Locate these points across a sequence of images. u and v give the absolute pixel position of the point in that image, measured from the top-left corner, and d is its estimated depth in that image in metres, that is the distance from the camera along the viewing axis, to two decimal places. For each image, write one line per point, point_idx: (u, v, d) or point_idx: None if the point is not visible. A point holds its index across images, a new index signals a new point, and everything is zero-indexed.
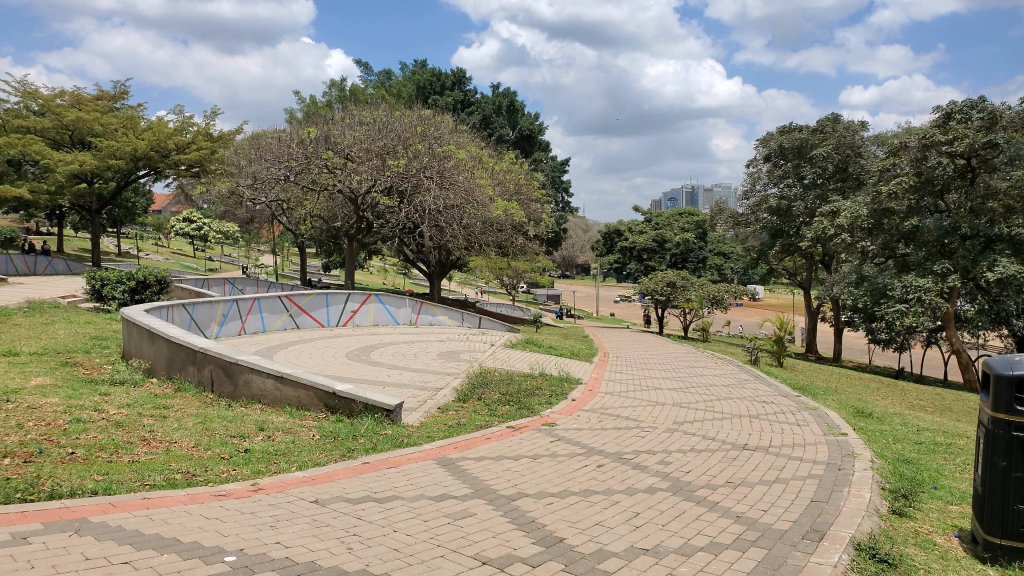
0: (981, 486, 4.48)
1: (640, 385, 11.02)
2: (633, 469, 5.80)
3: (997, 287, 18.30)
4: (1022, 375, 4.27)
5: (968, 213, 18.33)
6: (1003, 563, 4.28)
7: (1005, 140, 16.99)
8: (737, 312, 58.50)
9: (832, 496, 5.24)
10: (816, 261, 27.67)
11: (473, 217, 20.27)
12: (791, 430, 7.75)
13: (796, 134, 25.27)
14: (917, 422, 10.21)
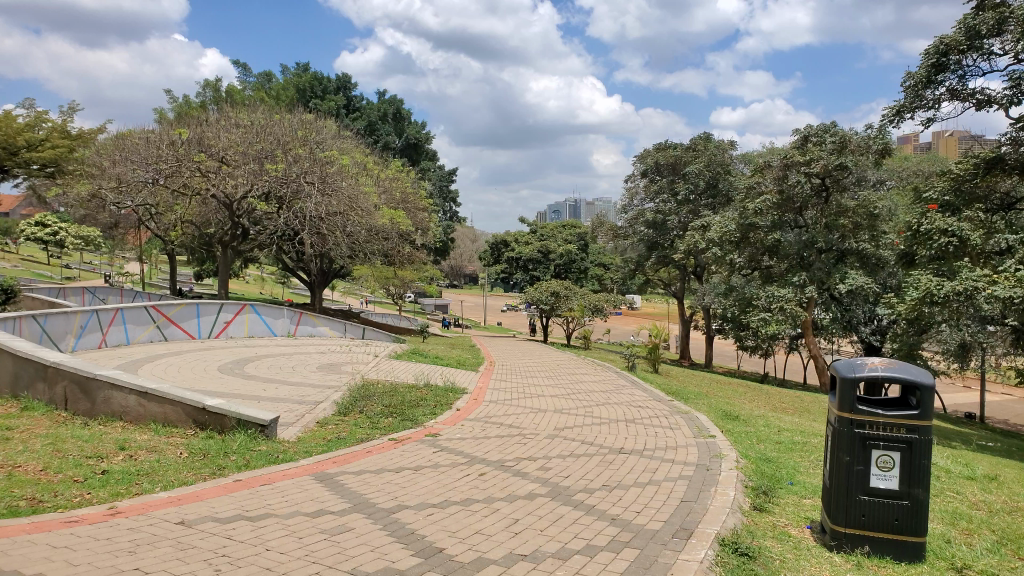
0: (830, 482, 4.83)
1: (523, 393, 11.15)
2: (513, 476, 5.86)
3: (848, 297, 19.82)
4: (864, 376, 4.66)
5: (823, 229, 19.73)
6: (847, 550, 4.63)
7: (854, 161, 18.43)
8: (619, 321, 60.40)
9: (700, 496, 5.49)
10: (689, 273, 28.99)
11: (356, 224, 19.91)
12: (665, 433, 8.07)
13: (671, 151, 26.47)
14: (779, 423, 10.88)
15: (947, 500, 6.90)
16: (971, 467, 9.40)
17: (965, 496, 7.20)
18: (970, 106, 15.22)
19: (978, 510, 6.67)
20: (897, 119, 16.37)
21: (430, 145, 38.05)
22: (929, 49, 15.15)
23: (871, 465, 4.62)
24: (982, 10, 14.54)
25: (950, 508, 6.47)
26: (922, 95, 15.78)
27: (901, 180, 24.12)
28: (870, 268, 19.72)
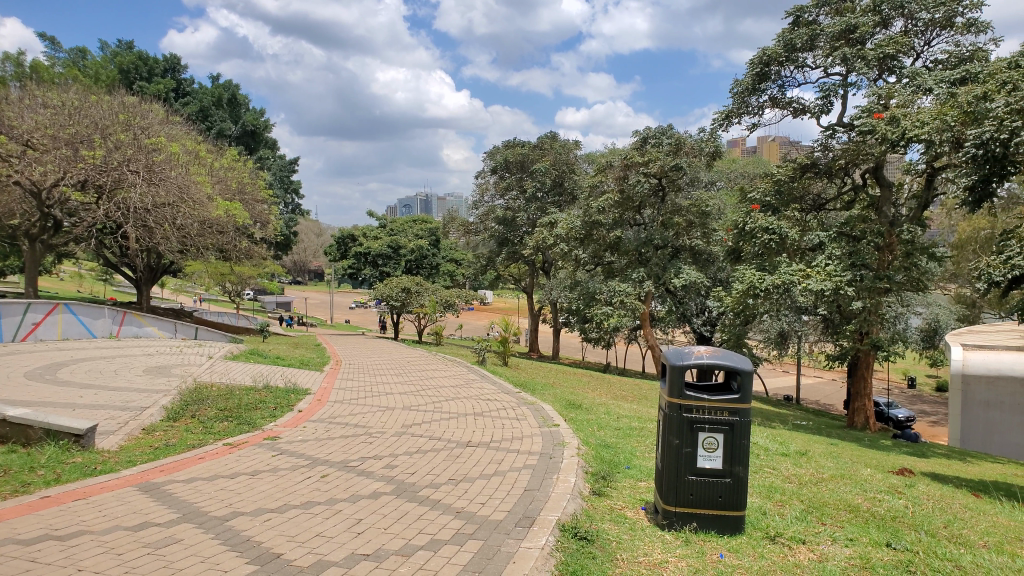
0: (663, 464, 5.10)
1: (370, 392, 10.94)
2: (357, 476, 5.75)
3: (682, 291, 21.11)
4: (691, 364, 4.96)
5: (660, 227, 20.83)
6: (677, 528, 4.94)
7: (687, 163, 19.57)
8: (470, 316, 60.93)
9: (543, 484, 5.64)
10: (537, 268, 29.69)
11: (188, 216, 18.72)
12: (511, 425, 8.21)
13: (519, 149, 26.98)
14: (619, 411, 11.41)
15: (764, 474, 7.54)
16: (786, 445, 10.32)
17: (780, 471, 7.89)
18: (787, 113, 16.64)
19: (791, 483, 7.32)
20: (726, 123, 17.57)
21: (270, 133, 36.47)
22: (753, 58, 16.35)
23: (698, 447, 4.94)
24: (797, 26, 15.96)
25: (767, 483, 7.07)
26: (748, 102, 17.01)
27: (729, 181, 26.02)
28: (701, 263, 21.12)
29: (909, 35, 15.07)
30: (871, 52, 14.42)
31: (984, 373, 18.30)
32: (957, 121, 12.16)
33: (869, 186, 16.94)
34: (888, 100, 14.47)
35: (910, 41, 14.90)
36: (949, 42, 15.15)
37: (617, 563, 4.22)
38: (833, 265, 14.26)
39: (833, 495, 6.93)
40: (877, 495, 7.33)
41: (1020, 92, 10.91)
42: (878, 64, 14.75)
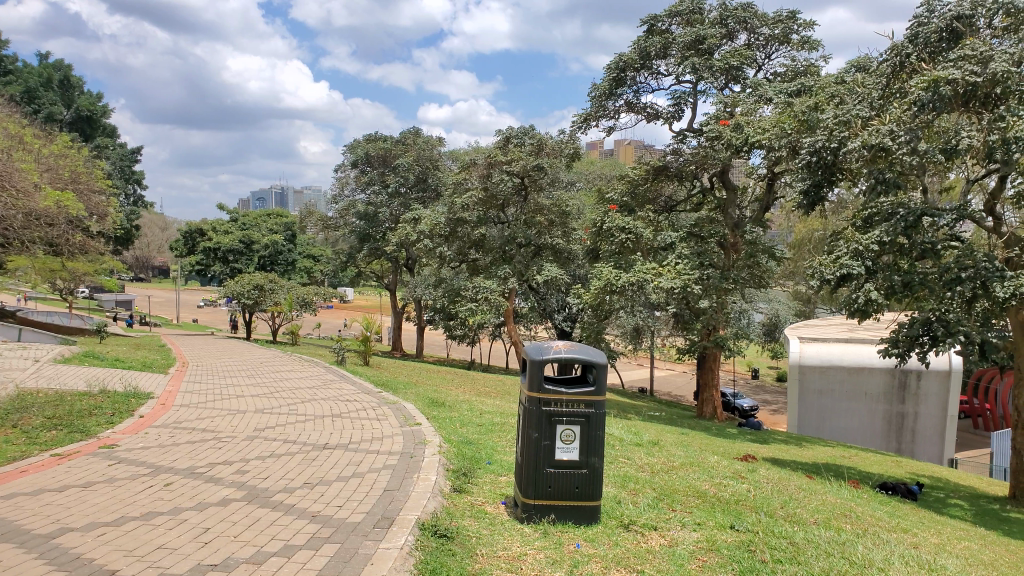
0: (522, 458, 5.17)
1: (219, 395, 10.41)
2: (205, 483, 5.45)
3: (544, 288, 21.59)
4: (549, 359, 5.05)
5: (523, 225, 21.17)
6: (536, 520, 5.05)
7: (549, 164, 20.05)
8: (330, 313, 59.46)
9: (403, 483, 5.58)
10: (400, 265, 29.32)
11: (10, 207, 16.94)
12: (371, 425, 8.07)
13: (381, 143, 26.56)
14: (481, 407, 11.48)
15: (620, 465, 7.84)
16: (640, 435, 10.80)
17: (634, 461, 8.24)
18: (642, 117, 17.38)
19: (644, 472, 7.67)
20: (585, 126, 18.09)
21: (108, 119, 33.91)
22: (610, 63, 16.85)
23: (557, 439, 5.05)
24: (651, 34, 16.66)
25: (623, 472, 7.36)
26: (606, 106, 17.56)
27: (589, 182, 26.86)
28: (562, 261, 21.65)
29: (752, 48, 16.34)
30: (718, 62, 15.45)
31: (817, 364, 19.96)
32: (793, 129, 13.20)
33: (716, 190, 18.02)
34: (733, 108, 15.43)
35: (753, 53, 16.13)
36: (787, 56, 16.44)
37: (477, 559, 4.25)
38: (683, 263, 15.07)
39: (683, 482, 7.32)
40: (722, 480, 7.85)
41: (846, 104, 12.04)
42: (724, 73, 15.83)
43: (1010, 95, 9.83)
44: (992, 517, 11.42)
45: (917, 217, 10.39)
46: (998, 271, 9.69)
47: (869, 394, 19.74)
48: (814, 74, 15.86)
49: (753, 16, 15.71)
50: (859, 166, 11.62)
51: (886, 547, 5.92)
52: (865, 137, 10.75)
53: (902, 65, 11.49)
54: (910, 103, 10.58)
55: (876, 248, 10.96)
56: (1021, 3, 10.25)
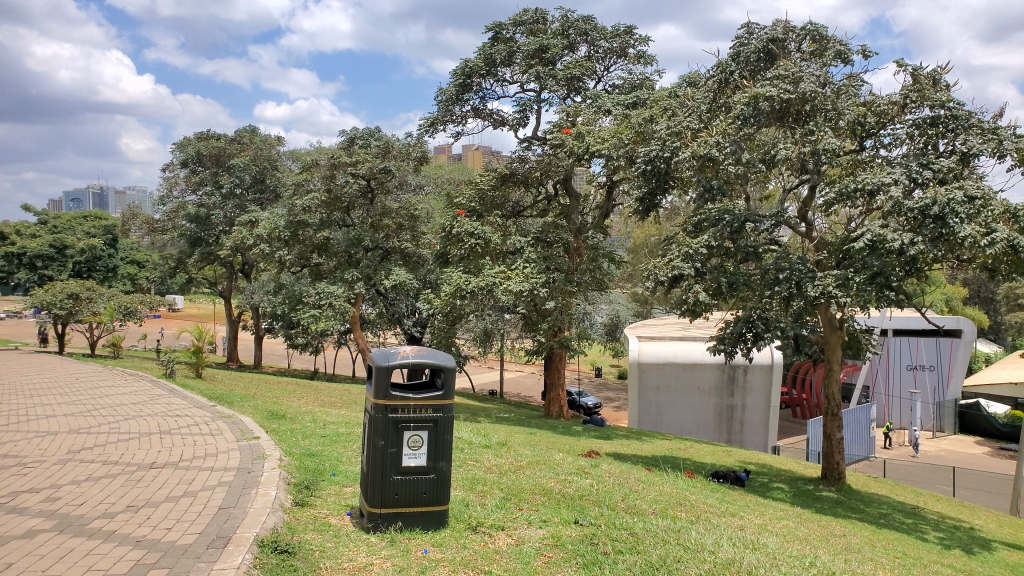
0: (367, 466, 5.07)
1: (24, 416, 9.38)
2: (7, 515, 4.90)
3: (392, 292, 21.33)
4: (396, 365, 4.98)
5: (368, 229, 20.82)
6: (383, 529, 4.98)
7: (395, 167, 19.85)
8: (157, 324, 55.35)
9: (239, 500, 5.31)
10: (236, 271, 27.85)
11: None
12: (204, 441, 7.62)
13: (214, 142, 25.16)
14: (325, 417, 11.12)
15: (469, 467, 7.90)
16: (488, 437, 10.90)
17: (482, 463, 8.33)
18: (488, 123, 17.63)
19: (492, 473, 7.77)
20: (432, 130, 18.03)
21: None
22: (456, 69, 16.84)
23: (403, 446, 5.00)
24: (496, 41, 16.89)
25: (471, 475, 7.41)
26: (452, 111, 17.54)
27: (436, 186, 26.92)
28: (411, 265, 21.49)
29: (593, 60, 17.08)
30: (561, 72, 16.01)
31: (654, 362, 21.06)
32: (631, 140, 13.94)
33: (560, 196, 18.61)
34: (575, 118, 16.01)
35: (593, 65, 16.88)
36: (624, 70, 17.29)
37: (320, 572, 4.13)
38: (530, 267, 15.45)
39: (529, 481, 7.48)
40: (567, 476, 8.12)
41: (678, 117, 12.79)
42: (566, 83, 16.45)
43: (817, 113, 11.04)
44: (807, 496, 12.60)
45: (742, 223, 11.42)
46: (809, 272, 10.75)
47: (702, 389, 21.14)
48: (649, 87, 16.83)
49: (593, 28, 16.48)
50: (690, 175, 12.41)
51: (716, 531, 6.36)
52: (695, 147, 11.52)
53: (726, 81, 12.45)
54: (734, 117, 11.49)
55: (705, 251, 11.75)
56: (824, 30, 11.66)
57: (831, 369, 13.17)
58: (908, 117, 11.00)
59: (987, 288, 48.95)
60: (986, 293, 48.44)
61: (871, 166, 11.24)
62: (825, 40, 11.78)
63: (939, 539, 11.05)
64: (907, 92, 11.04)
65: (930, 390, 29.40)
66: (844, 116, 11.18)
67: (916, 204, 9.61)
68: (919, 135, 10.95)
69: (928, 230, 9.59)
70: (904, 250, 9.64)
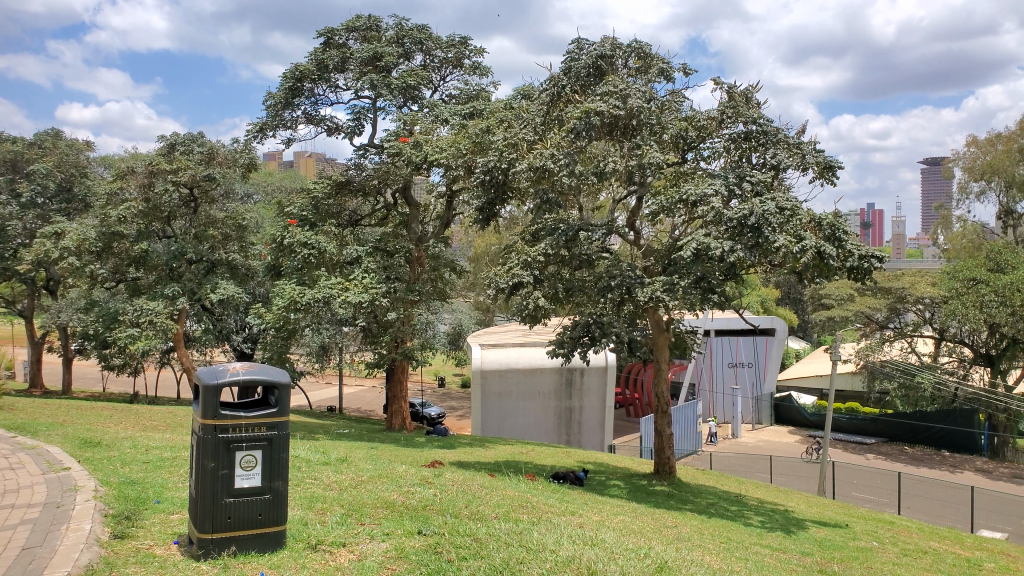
0: (195, 491, 4.78)
1: None
2: None
3: (220, 307, 20.21)
4: (227, 383, 4.74)
5: (192, 240, 19.63)
6: (214, 555, 4.72)
7: (221, 174, 18.88)
8: None
9: (47, 538, 4.84)
10: (38, 288, 25.22)
11: None
12: (3, 476, 6.86)
13: (9, 145, 22.71)
14: (146, 443, 10.34)
15: (307, 486, 7.67)
16: (328, 454, 10.63)
17: (322, 480, 8.11)
18: (321, 130, 17.21)
19: (332, 490, 7.59)
20: (261, 135, 17.32)
21: None
22: (286, 72, 16.22)
23: (235, 467, 4.78)
24: (328, 46, 16.53)
25: (310, 493, 7.19)
26: (283, 116, 16.90)
27: (267, 194, 25.89)
28: (240, 278, 20.50)
29: (428, 69, 17.20)
30: (396, 81, 15.97)
31: (495, 368, 21.34)
32: (469, 150, 14.18)
33: (399, 206, 18.55)
34: (411, 126, 16.03)
35: (429, 74, 17.02)
36: (460, 80, 17.58)
37: None
38: (368, 277, 15.27)
39: (372, 495, 7.38)
40: (411, 488, 8.08)
41: (514, 129, 13.15)
42: (402, 92, 16.44)
43: (643, 127, 11.85)
44: (642, 491, 13.33)
45: (575, 232, 11.91)
46: (639, 278, 11.37)
47: (542, 393, 21.76)
48: (485, 98, 17.22)
49: (428, 38, 16.65)
50: (526, 186, 12.74)
51: (557, 530, 6.61)
52: (531, 159, 11.85)
53: (558, 95, 12.88)
54: (568, 130, 11.96)
55: (542, 259, 12.12)
56: (648, 50, 12.50)
57: (661, 369, 14.01)
58: (724, 132, 12.04)
59: (794, 290, 54.10)
60: (794, 294, 53.52)
61: (692, 178, 12.11)
62: (649, 57, 12.72)
63: (759, 522, 12.10)
64: (723, 108, 12.08)
65: (749, 385, 32.03)
66: (667, 130, 12.07)
67: (736, 214, 10.49)
68: (733, 149, 11.98)
69: (746, 238, 10.54)
70: (724, 257, 10.55)
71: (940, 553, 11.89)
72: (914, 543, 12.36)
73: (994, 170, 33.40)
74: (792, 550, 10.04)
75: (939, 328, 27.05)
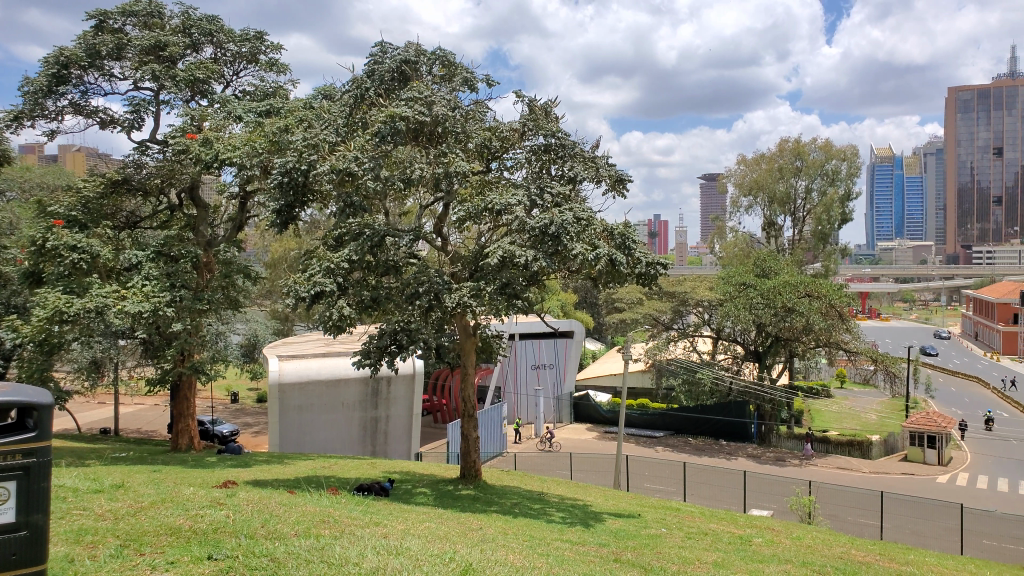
0: None
1: None
2: None
3: None
4: None
5: None
6: None
7: None
8: None
9: None
10: None
11: None
12: None
13: None
14: None
15: (73, 518, 6.82)
16: (100, 481, 9.56)
17: (92, 510, 7.26)
18: (92, 122, 15.57)
19: (104, 520, 6.82)
20: (15, 124, 15.29)
21: None
22: (48, 57, 14.45)
23: None
24: (100, 30, 14.95)
25: (76, 527, 6.40)
26: (44, 105, 15.04)
27: (24, 191, 22.93)
28: None
29: (219, 63, 16.15)
30: (181, 73, 14.84)
31: (296, 380, 20.29)
32: (265, 149, 13.51)
33: (185, 207, 17.24)
34: (199, 122, 14.95)
35: (219, 68, 16.00)
36: (255, 77, 16.72)
37: None
38: (150, 285, 14.01)
39: (152, 523, 6.71)
40: (200, 511, 7.46)
41: (314, 129, 12.66)
42: (189, 85, 15.28)
43: (448, 135, 11.96)
44: (447, 497, 13.34)
45: (381, 237, 11.59)
46: (446, 284, 11.36)
47: (346, 403, 21.20)
48: (282, 97, 16.47)
49: (218, 30, 15.65)
50: (328, 189, 12.29)
51: (360, 542, 6.42)
52: (333, 161, 11.43)
53: (361, 97, 12.63)
54: (372, 134, 11.70)
55: (347, 265, 11.76)
56: (453, 57, 12.65)
57: (467, 373, 14.14)
58: (526, 143, 12.43)
59: (590, 294, 57.31)
60: (590, 299, 56.76)
61: (497, 186, 12.38)
62: (454, 66, 12.86)
63: (560, 518, 12.60)
64: (525, 120, 12.47)
65: (551, 386, 33.32)
66: (472, 138, 12.23)
67: (538, 223, 10.81)
68: (535, 159, 12.40)
69: (547, 246, 10.88)
70: (528, 264, 10.87)
71: (718, 533, 13.08)
72: (697, 526, 13.51)
73: (760, 187, 37.51)
74: (590, 543, 10.55)
75: (716, 328, 29.83)
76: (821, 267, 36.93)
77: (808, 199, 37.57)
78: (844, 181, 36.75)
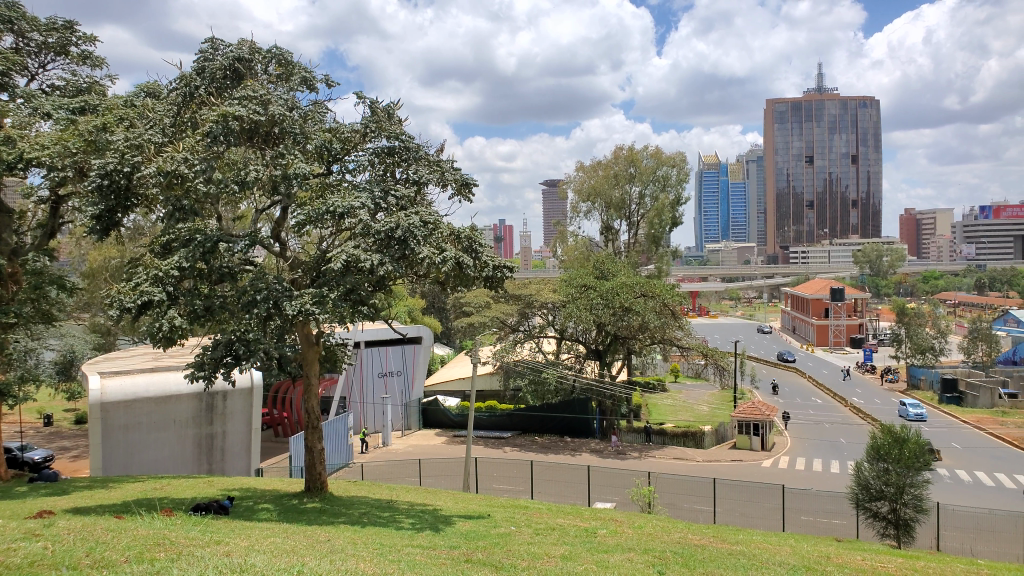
0: None
1: None
2: None
3: None
4: None
5: None
6: None
7: None
8: None
9: None
10: None
11: None
12: None
13: None
14: None
15: None
16: None
17: None
18: None
19: None
20: None
21: None
22: None
23: None
24: None
25: None
26: None
27: None
28: None
29: (21, 54, 14.73)
30: None
31: (120, 399, 18.88)
32: (80, 149, 12.52)
33: None
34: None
35: (22, 60, 14.61)
36: (66, 70, 15.43)
37: None
38: None
39: None
40: (13, 544, 6.84)
41: (137, 128, 11.88)
42: None
43: (286, 136, 11.69)
44: (292, 512, 12.94)
45: (215, 243, 11.08)
46: (286, 291, 11.02)
47: (178, 421, 19.97)
48: (98, 93, 15.31)
49: (21, 18, 14.34)
50: (154, 192, 11.56)
51: (200, 562, 6.17)
52: (160, 163, 10.79)
53: (191, 96, 12.03)
54: (202, 134, 11.15)
55: (177, 272, 11.11)
56: (289, 56, 12.39)
57: (310, 384, 13.78)
58: (368, 145, 12.37)
59: (438, 299, 57.55)
60: (438, 303, 57.09)
61: (337, 190, 12.19)
62: (291, 65, 12.60)
63: (410, 524, 12.61)
64: (367, 122, 12.42)
65: (398, 393, 33.11)
66: (311, 140, 11.98)
67: (383, 227, 10.83)
68: (378, 163, 12.33)
69: (393, 251, 10.94)
70: (374, 269, 10.83)
71: (565, 527, 13.63)
72: (545, 522, 14.01)
73: (598, 193, 39.34)
74: (441, 547, 10.65)
75: (560, 329, 30.98)
76: (654, 268, 39.27)
77: (642, 204, 39.83)
78: (674, 186, 39.22)
